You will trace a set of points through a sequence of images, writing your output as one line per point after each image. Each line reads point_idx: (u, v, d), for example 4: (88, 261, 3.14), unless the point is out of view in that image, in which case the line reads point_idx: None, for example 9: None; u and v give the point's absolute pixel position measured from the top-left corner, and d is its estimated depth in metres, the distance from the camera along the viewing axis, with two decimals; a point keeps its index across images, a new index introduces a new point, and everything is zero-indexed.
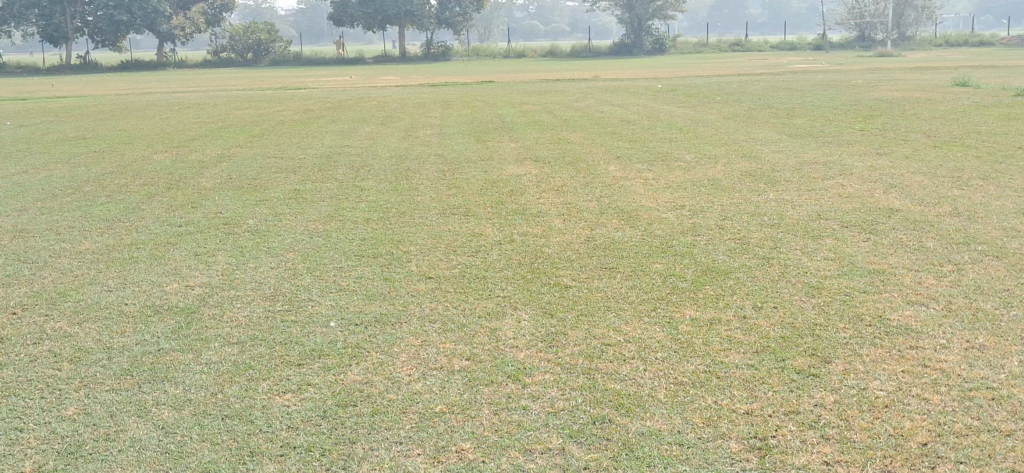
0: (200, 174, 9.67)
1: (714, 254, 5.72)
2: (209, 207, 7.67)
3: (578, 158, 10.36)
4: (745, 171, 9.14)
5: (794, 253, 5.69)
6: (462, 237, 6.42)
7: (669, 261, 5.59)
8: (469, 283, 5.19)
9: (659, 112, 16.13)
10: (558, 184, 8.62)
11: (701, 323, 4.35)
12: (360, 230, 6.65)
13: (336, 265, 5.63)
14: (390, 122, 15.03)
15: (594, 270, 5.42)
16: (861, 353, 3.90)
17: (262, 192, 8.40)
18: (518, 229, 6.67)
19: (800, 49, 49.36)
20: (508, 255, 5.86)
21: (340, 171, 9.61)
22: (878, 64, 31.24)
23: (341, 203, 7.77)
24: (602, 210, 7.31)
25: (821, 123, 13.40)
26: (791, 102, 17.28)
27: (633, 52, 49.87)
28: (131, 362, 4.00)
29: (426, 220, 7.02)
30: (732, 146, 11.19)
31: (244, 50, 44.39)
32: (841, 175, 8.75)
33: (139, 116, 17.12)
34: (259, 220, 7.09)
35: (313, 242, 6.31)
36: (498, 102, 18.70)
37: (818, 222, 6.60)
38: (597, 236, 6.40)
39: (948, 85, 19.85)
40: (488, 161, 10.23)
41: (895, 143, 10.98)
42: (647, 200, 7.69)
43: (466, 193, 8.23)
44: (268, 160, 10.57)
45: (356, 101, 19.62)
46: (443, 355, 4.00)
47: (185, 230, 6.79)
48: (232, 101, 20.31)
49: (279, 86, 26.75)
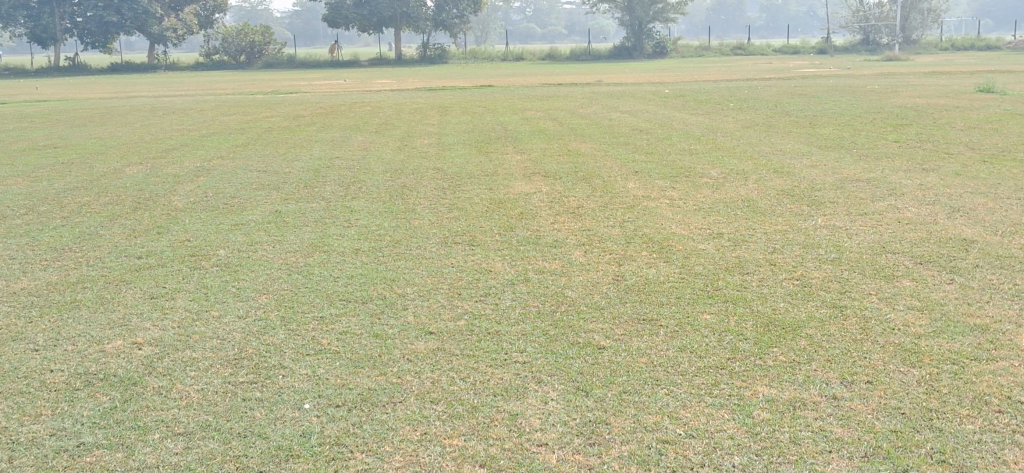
0: (173, 191, 8.70)
1: (773, 301, 4.75)
2: (176, 234, 6.70)
3: (592, 173, 9.40)
4: (781, 190, 8.20)
5: (868, 301, 4.73)
6: (467, 274, 5.45)
7: (718, 310, 4.63)
8: (479, 342, 4.22)
9: (672, 119, 15.17)
10: (573, 205, 7.66)
11: (779, 408, 3.38)
12: (348, 265, 5.68)
13: (316, 316, 4.65)
14: (385, 130, 14.05)
15: (630, 324, 4.44)
16: (1007, 460, 2.95)
17: (239, 214, 7.42)
18: (532, 263, 5.69)
19: (804, 53, 48.44)
20: (523, 301, 4.87)
21: (328, 188, 8.64)
22: (887, 69, 30.24)
23: (328, 228, 6.81)
24: (629, 239, 6.34)
25: (849, 133, 12.48)
26: (810, 109, 16.30)
27: (634, 56, 48.87)
28: (36, 469, 3.07)
29: (424, 251, 6.06)
30: (759, 158, 10.25)
31: (238, 52, 43.43)
32: (890, 196, 7.81)
33: (118, 123, 16.13)
34: (231, 251, 6.11)
35: (292, 281, 5.33)
36: (499, 108, 17.75)
37: (884, 257, 5.64)
38: (627, 274, 5.42)
39: (971, 91, 18.94)
40: (493, 176, 9.27)
41: (936, 157, 10.04)
42: (678, 226, 6.72)
43: (470, 215, 7.27)
44: (251, 175, 9.61)
45: (349, 106, 18.66)
46: (450, 459, 3.05)
47: (144, 263, 5.82)
48: (219, 107, 19.30)
49: (269, 89, 25.77)
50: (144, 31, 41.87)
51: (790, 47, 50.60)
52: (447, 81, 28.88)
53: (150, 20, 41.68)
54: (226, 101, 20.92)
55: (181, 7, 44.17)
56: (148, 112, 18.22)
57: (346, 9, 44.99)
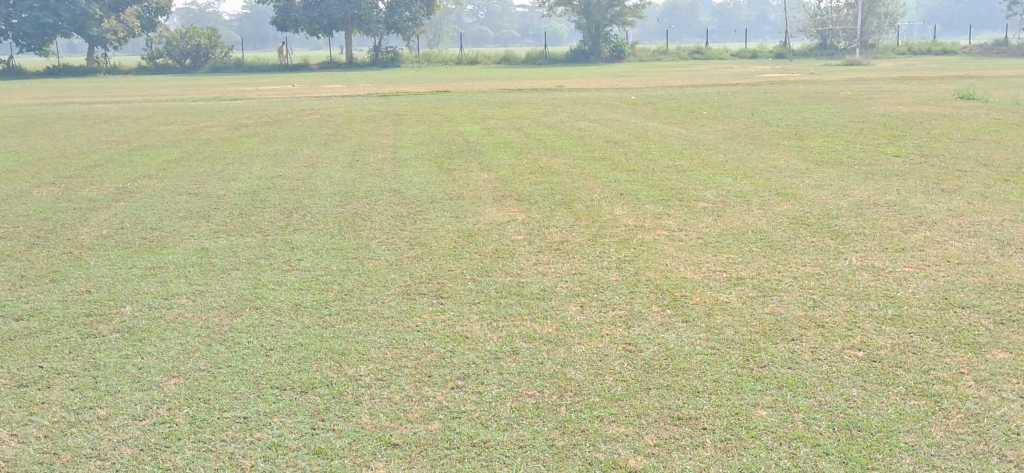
0: (83, 220, 7.40)
1: (841, 388, 3.65)
2: (74, 282, 5.42)
3: (572, 195, 8.30)
4: (792, 217, 7.17)
5: (964, 386, 3.64)
6: (438, 343, 4.27)
7: (776, 403, 3.50)
8: (463, 464, 3.06)
9: (647, 129, 14.15)
10: (557, 238, 6.55)
11: None
12: (287, 330, 4.47)
13: (240, 416, 3.44)
14: (335, 142, 12.80)
15: (665, 426, 3.32)
16: None
17: (157, 252, 6.16)
18: (519, 326, 4.52)
19: (763, 57, 47.89)
20: (516, 388, 3.70)
21: (267, 216, 7.42)
22: (853, 74, 29.54)
23: (265, 273, 5.58)
24: (632, 288, 5.22)
25: (842, 146, 11.54)
26: (791, 118, 15.36)
27: (592, 60, 47.90)
28: None
29: (384, 307, 4.88)
30: (754, 177, 9.22)
31: (183, 56, 41.68)
32: (920, 225, 6.81)
33: (39, 134, 14.66)
34: (138, 309, 4.86)
35: (210, 357, 4.10)
36: (459, 117, 16.57)
37: (953, 314, 4.58)
38: (641, 343, 4.26)
39: (950, 98, 18.17)
40: (459, 200, 8.13)
41: (950, 175, 9.06)
42: (688, 268, 5.63)
43: (437, 253, 6.11)
44: (180, 199, 8.32)
45: (296, 114, 17.37)
46: None
47: (23, 328, 4.55)
48: (156, 115, 17.84)
49: (212, 95, 24.29)
50: (82, 33, 39.90)
51: (747, 51, 50.07)
52: (399, 86, 27.55)
53: (89, 22, 39.74)
54: (164, 108, 19.47)
55: (123, 9, 42.28)
56: (76, 121, 16.73)
57: (295, 12, 43.43)
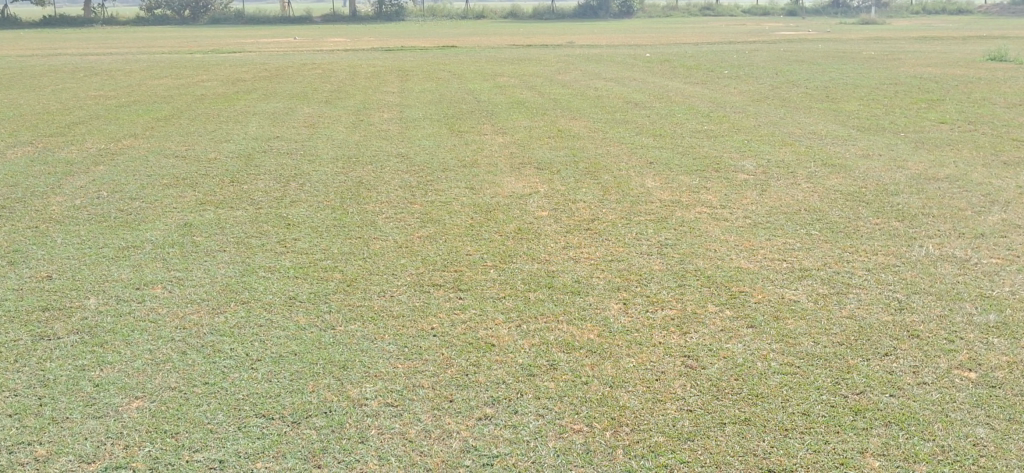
0: (57, 187, 6.66)
1: (964, 426, 2.93)
2: (34, 266, 4.69)
3: (596, 163, 7.55)
4: (846, 192, 6.42)
5: None
6: (458, 355, 3.54)
7: (888, 450, 2.80)
8: None
9: (667, 89, 13.34)
10: (587, 216, 5.80)
11: None
12: (277, 334, 3.74)
13: (213, 461, 2.74)
14: (337, 100, 12.00)
15: None
16: None
17: (135, 228, 5.43)
18: (553, 331, 3.80)
19: (775, 14, 46.74)
20: (561, 421, 2.99)
21: (260, 185, 6.67)
22: (872, 33, 28.60)
23: (254, 256, 4.85)
24: (681, 280, 4.49)
25: (881, 110, 10.75)
26: (818, 78, 14.50)
27: (600, 15, 46.71)
28: None
29: (392, 303, 4.14)
30: (794, 144, 8.45)
31: (182, 7, 40.63)
32: (993, 204, 6.05)
33: (24, 87, 13.86)
34: (104, 302, 4.14)
35: (183, 370, 3.38)
36: (467, 73, 15.72)
37: None
38: (703, 356, 3.53)
39: (982, 59, 17.28)
40: (473, 167, 7.38)
41: (1007, 145, 8.29)
42: (741, 256, 4.89)
43: (451, 233, 5.36)
44: (166, 163, 7.57)
45: (296, 68, 16.54)
46: None
47: None
48: (149, 68, 16.98)
49: (210, 48, 23.37)
50: None
51: (758, 8, 48.76)
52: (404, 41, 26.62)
53: None
54: (158, 61, 18.61)
55: None
56: (65, 74, 15.90)
57: None
